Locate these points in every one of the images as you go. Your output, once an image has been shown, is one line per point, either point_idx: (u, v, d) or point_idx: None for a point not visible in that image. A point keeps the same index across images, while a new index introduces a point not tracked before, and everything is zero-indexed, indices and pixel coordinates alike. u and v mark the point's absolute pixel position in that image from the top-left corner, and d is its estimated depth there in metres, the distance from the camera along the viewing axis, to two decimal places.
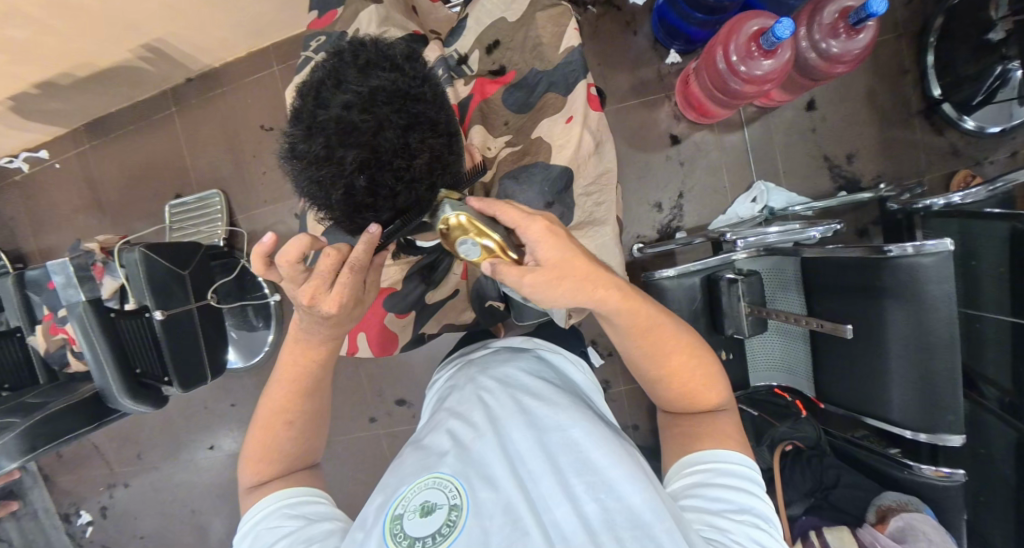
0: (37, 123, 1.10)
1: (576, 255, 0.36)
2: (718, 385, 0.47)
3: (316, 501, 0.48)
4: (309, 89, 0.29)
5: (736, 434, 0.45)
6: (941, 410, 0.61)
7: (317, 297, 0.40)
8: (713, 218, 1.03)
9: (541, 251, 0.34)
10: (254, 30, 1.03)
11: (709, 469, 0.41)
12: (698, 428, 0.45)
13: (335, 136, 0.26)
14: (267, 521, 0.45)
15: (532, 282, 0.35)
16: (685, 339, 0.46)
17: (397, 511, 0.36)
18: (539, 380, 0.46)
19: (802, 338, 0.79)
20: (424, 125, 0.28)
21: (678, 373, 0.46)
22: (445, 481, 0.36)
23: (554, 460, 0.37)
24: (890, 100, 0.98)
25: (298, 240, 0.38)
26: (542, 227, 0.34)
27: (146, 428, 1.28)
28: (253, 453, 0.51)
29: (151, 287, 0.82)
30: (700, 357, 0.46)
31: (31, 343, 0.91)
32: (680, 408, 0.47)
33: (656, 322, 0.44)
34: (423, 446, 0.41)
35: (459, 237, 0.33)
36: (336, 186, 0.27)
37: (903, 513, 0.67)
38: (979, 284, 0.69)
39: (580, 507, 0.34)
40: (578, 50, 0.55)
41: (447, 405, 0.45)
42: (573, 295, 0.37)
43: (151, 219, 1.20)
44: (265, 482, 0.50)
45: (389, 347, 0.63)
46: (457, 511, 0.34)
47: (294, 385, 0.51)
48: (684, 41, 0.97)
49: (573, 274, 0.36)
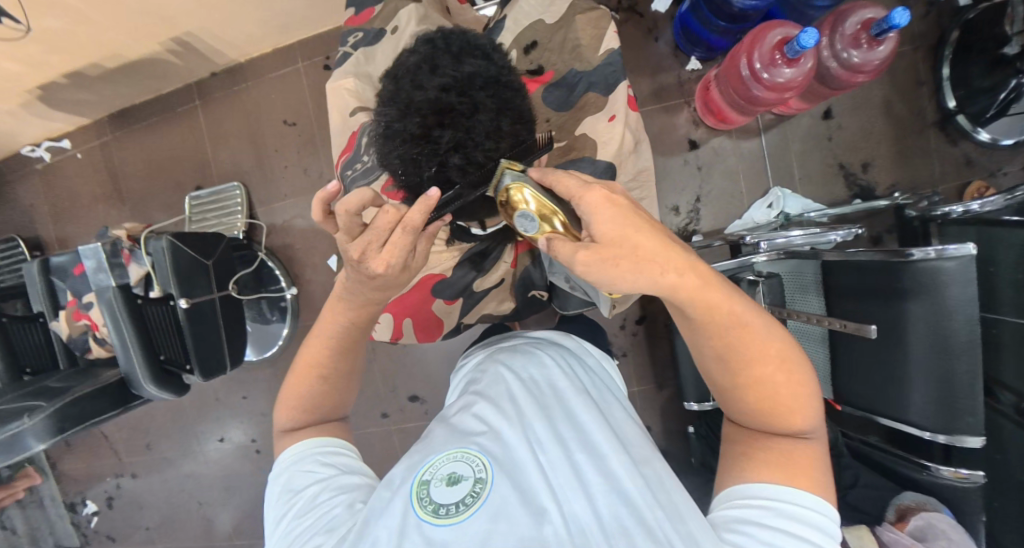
0: (62, 113, 1.11)
1: (641, 231, 0.35)
2: (813, 408, 0.42)
3: (344, 451, 0.48)
4: (402, 72, 0.30)
5: (818, 461, 0.41)
6: (963, 412, 0.63)
7: (368, 254, 0.41)
8: (729, 223, 1.04)
9: (597, 227, 0.35)
10: (282, 27, 1.05)
11: (762, 507, 0.38)
12: (777, 453, 0.41)
13: (433, 117, 0.28)
14: (298, 465, 0.46)
15: (586, 258, 0.35)
16: (777, 348, 0.42)
17: (423, 477, 0.37)
18: (568, 377, 0.47)
19: (820, 339, 0.80)
20: (509, 111, 0.30)
21: (762, 381, 0.42)
22: (472, 455, 0.37)
23: (576, 461, 0.38)
24: (907, 111, 1.00)
25: (358, 195, 0.38)
26: (598, 196, 0.35)
27: (156, 418, 1.28)
28: (287, 399, 0.52)
29: (176, 273, 0.83)
30: (795, 370, 0.42)
31: (54, 328, 0.91)
32: (754, 424, 0.43)
33: (734, 320, 0.41)
34: (452, 420, 0.42)
35: (520, 208, 0.36)
36: (430, 162, 0.28)
37: (921, 513, 0.68)
38: (999, 291, 0.71)
39: (599, 506, 0.35)
40: (617, 52, 0.57)
41: (478, 385, 0.46)
42: (634, 275, 0.35)
43: (171, 210, 1.21)
44: (299, 428, 0.51)
45: (434, 332, 0.66)
46: (482, 484, 0.35)
47: (330, 341, 0.51)
48: (705, 48, 0.99)
49: (631, 251, 0.35)
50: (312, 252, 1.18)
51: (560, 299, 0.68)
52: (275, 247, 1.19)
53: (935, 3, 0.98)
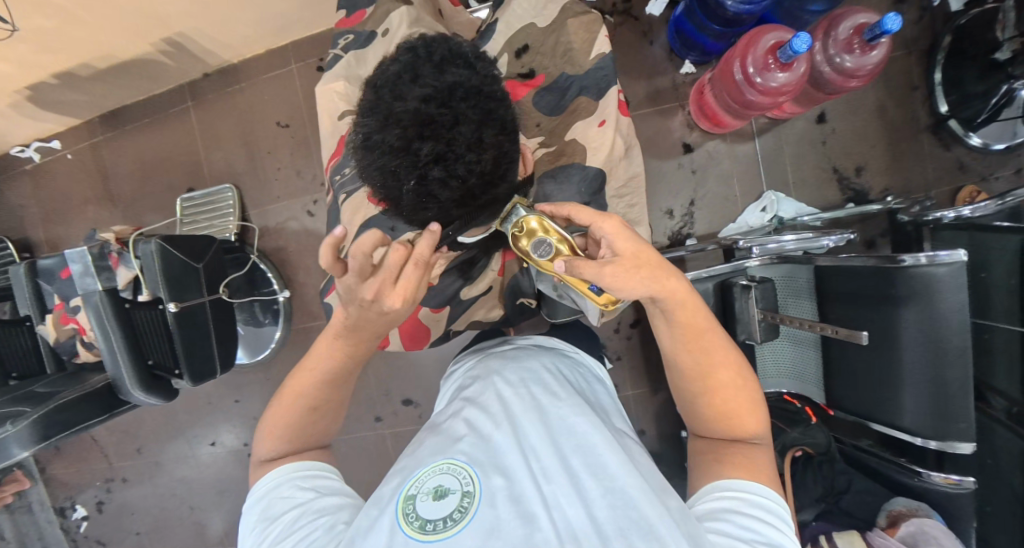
0: (52, 113, 1.10)
1: (648, 249, 0.43)
2: (761, 417, 0.46)
3: (324, 475, 0.48)
4: (383, 82, 0.28)
5: (770, 465, 0.44)
6: (954, 418, 0.62)
7: (382, 291, 0.41)
8: (724, 226, 1.04)
9: (618, 244, 0.42)
10: (275, 28, 1.04)
11: (736, 497, 0.39)
12: (736, 456, 0.44)
13: (413, 129, 0.25)
14: (277, 490, 0.45)
15: (613, 272, 0.41)
16: (731, 358, 0.47)
17: (410, 492, 0.36)
18: (560, 381, 0.47)
19: (813, 344, 0.80)
20: (495, 123, 0.28)
21: (719, 391, 0.46)
22: (459, 468, 0.36)
23: (568, 462, 0.37)
24: (900, 115, 1.01)
25: (369, 236, 0.36)
26: (612, 224, 0.42)
27: (147, 422, 1.27)
28: (272, 427, 0.50)
29: (166, 278, 0.83)
30: (746, 381, 0.47)
31: (41, 332, 0.90)
32: (715, 433, 0.46)
33: (706, 328, 0.46)
34: (442, 432, 0.41)
35: (537, 236, 0.43)
36: (409, 177, 0.26)
37: (913, 519, 0.68)
38: (991, 297, 0.71)
39: (594, 507, 0.33)
40: (609, 57, 0.56)
41: (469, 395, 0.46)
42: (650, 282, 0.42)
43: (162, 212, 1.19)
44: (278, 459, 0.50)
45: (420, 340, 0.64)
46: (469, 498, 0.34)
47: (320, 373, 0.51)
48: (699, 52, 0.99)
49: (646, 263, 0.42)
50: (305, 255, 1.17)
51: (549, 306, 0.66)
52: (268, 250, 1.18)
53: (928, 7, 0.98)
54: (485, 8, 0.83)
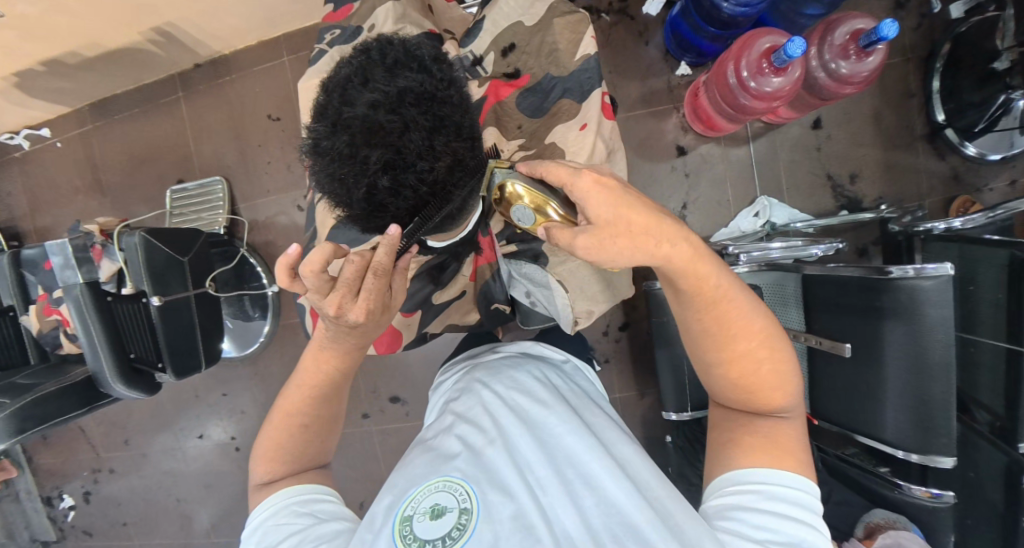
0: (40, 101, 1.09)
1: (633, 206, 0.37)
2: (789, 387, 0.43)
3: (324, 499, 0.46)
4: (333, 86, 0.27)
5: (802, 442, 0.42)
6: (936, 432, 0.62)
7: (345, 307, 0.40)
8: (715, 231, 1.03)
9: (590, 209, 0.37)
10: (266, 20, 1.03)
11: (749, 492, 0.38)
12: (762, 437, 0.42)
13: (360, 136, 0.24)
14: (274, 518, 0.44)
15: (585, 244, 0.37)
16: (756, 327, 0.43)
17: (405, 513, 0.35)
18: (549, 389, 0.46)
19: (800, 354, 0.79)
20: (448, 129, 0.27)
21: (740, 363, 0.43)
22: (455, 484, 0.35)
23: (561, 470, 0.36)
24: (897, 122, 0.99)
25: (320, 250, 0.36)
26: (588, 183, 0.36)
27: (135, 413, 1.27)
28: (265, 453, 0.50)
29: (150, 271, 0.82)
30: (773, 347, 0.43)
31: (24, 323, 0.90)
32: (739, 405, 0.44)
33: (723, 298, 0.41)
34: (434, 450, 0.40)
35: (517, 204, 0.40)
36: (357, 187, 0.25)
37: (890, 532, 0.67)
38: (978, 310, 0.70)
39: (588, 514, 0.33)
40: (595, 58, 0.55)
41: (457, 410, 0.45)
42: (632, 254, 0.37)
43: (151, 203, 1.18)
44: (276, 480, 0.49)
45: (394, 344, 0.60)
46: (467, 515, 0.33)
47: (311, 391, 0.50)
48: (695, 54, 0.98)
49: (626, 228, 0.36)
50: None
51: (523, 313, 0.64)
52: (257, 244, 1.17)
53: (928, 15, 0.97)
54: (477, 4, 0.81)
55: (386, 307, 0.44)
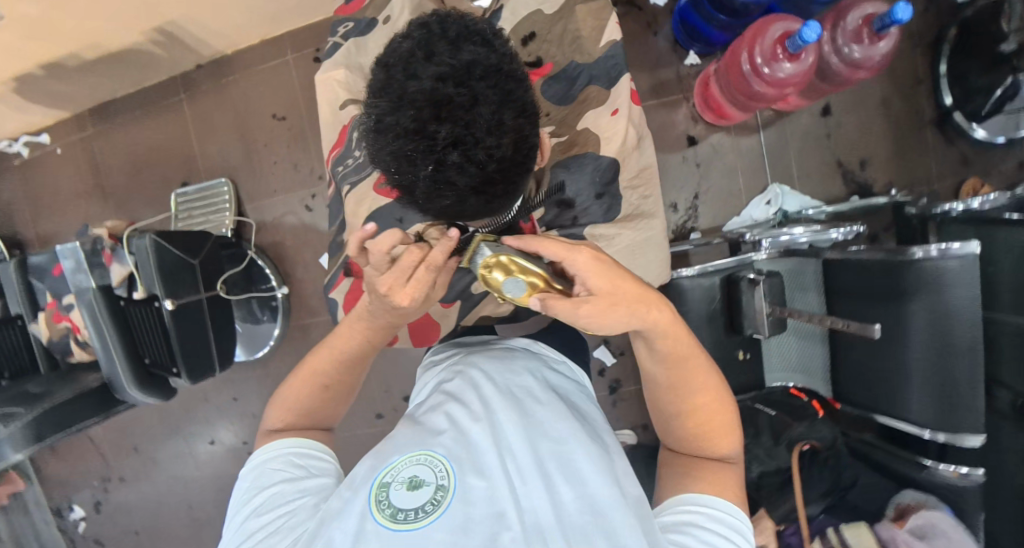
0: (40, 106, 1.07)
1: (626, 279, 0.36)
2: (734, 437, 0.45)
3: (316, 453, 0.45)
4: (394, 60, 0.26)
5: (739, 488, 0.43)
6: (962, 411, 0.63)
7: (394, 290, 0.38)
8: (727, 220, 1.03)
9: (594, 281, 0.35)
10: (270, 17, 1.01)
11: (698, 512, 0.39)
12: (711, 474, 0.43)
13: (427, 111, 0.24)
14: (269, 462, 0.43)
15: (590, 312, 0.35)
16: (712, 383, 0.45)
17: (384, 480, 0.32)
18: (545, 379, 0.42)
19: (820, 339, 0.80)
20: (515, 104, 0.26)
21: (700, 410, 0.44)
22: (436, 459, 0.32)
23: (544, 462, 0.33)
24: (905, 107, 1.00)
25: (394, 234, 0.34)
26: (588, 256, 0.34)
27: (144, 420, 1.25)
28: (283, 401, 0.49)
29: (161, 274, 0.80)
30: (723, 401, 0.45)
31: (33, 331, 0.88)
32: (690, 451, 0.45)
33: (691, 353, 0.43)
34: (418, 424, 0.37)
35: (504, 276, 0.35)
36: (427, 162, 0.25)
37: (922, 512, 0.68)
38: (997, 290, 0.70)
39: (565, 512, 0.30)
40: (620, 44, 0.55)
41: (448, 386, 0.41)
42: (631, 316, 0.36)
43: (155, 206, 1.17)
44: (289, 429, 0.48)
45: (430, 336, 0.61)
46: (443, 492, 0.30)
47: (339, 354, 0.50)
48: (704, 43, 0.98)
49: (625, 297, 0.36)
50: (303, 250, 1.15)
51: None
52: (265, 246, 1.16)
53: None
54: None
55: (429, 296, 0.44)
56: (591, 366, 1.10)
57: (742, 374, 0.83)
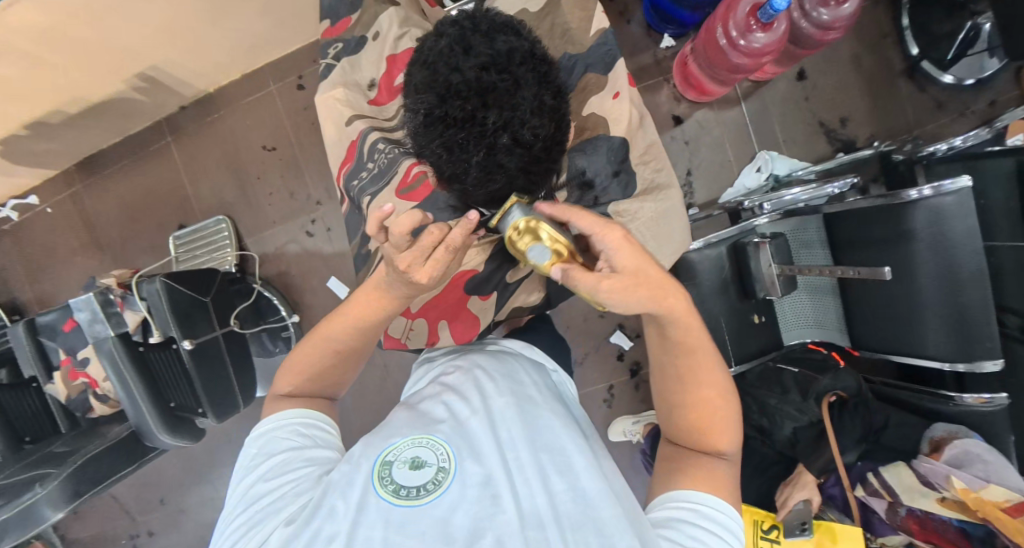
0: (28, 167, 1.06)
1: (650, 265, 0.41)
2: (732, 434, 0.46)
3: (318, 421, 0.46)
4: (433, 58, 0.27)
5: (730, 486, 0.44)
6: (978, 338, 0.65)
7: (413, 268, 0.40)
8: (722, 192, 1.05)
9: (618, 257, 0.39)
10: (247, 50, 1.02)
11: (688, 508, 0.40)
12: (705, 469, 0.44)
13: (474, 99, 0.25)
14: (276, 431, 0.43)
15: (610, 288, 0.38)
16: (720, 380, 0.47)
17: (387, 457, 0.33)
18: (538, 382, 0.44)
19: (831, 291, 0.82)
20: (549, 86, 0.28)
21: (704, 403, 0.46)
22: (437, 443, 0.33)
23: (539, 454, 0.34)
24: (875, 63, 1.04)
25: (414, 214, 0.36)
26: (617, 235, 0.39)
27: (168, 469, 1.23)
28: (294, 366, 0.50)
29: (176, 315, 0.80)
30: (728, 401, 0.47)
31: (50, 391, 0.87)
32: (685, 440, 0.47)
33: (699, 348, 0.46)
34: (417, 411, 0.37)
35: (532, 239, 0.38)
36: (479, 146, 0.26)
37: (956, 442, 0.71)
38: (993, 220, 0.74)
39: (558, 501, 0.31)
40: (610, 31, 0.57)
41: (447, 379, 0.42)
42: (647, 299, 0.40)
43: (154, 252, 1.16)
44: (298, 395, 0.49)
45: (471, 332, 0.58)
46: (444, 473, 0.31)
47: (352, 321, 0.48)
48: (677, 26, 1.00)
49: (645, 281, 0.40)
50: (309, 276, 1.15)
51: None
52: (270, 276, 1.16)
53: None
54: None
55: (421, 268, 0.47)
56: (610, 351, 1.11)
57: (760, 336, 0.84)
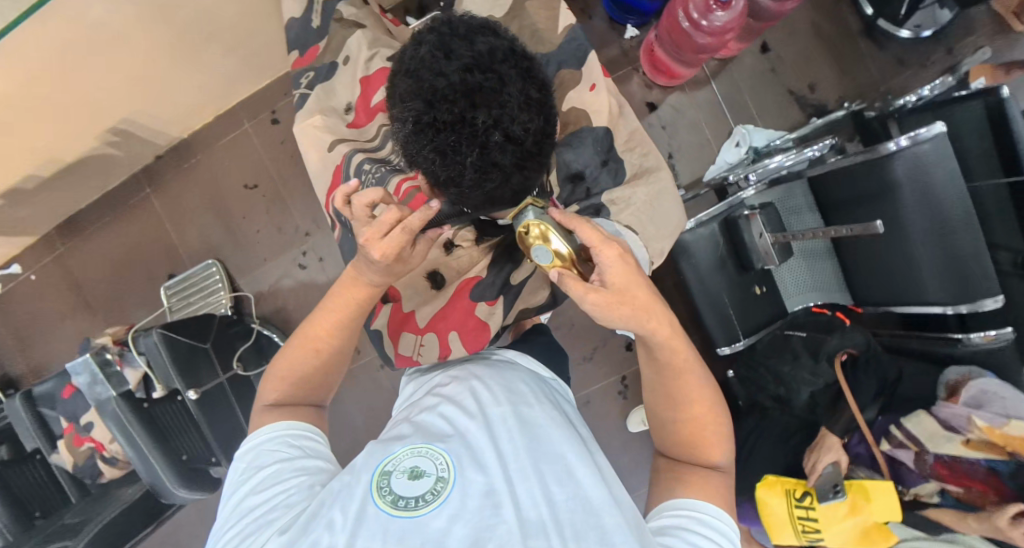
0: (7, 236, 1.04)
1: (639, 279, 0.42)
2: (725, 445, 0.46)
3: (307, 431, 0.45)
4: (415, 65, 0.28)
5: (725, 493, 0.44)
6: (976, 278, 0.65)
7: (370, 240, 0.41)
8: (705, 170, 1.07)
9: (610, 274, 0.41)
10: (217, 92, 1.02)
11: (687, 515, 0.40)
12: (698, 477, 0.44)
13: (462, 100, 0.25)
14: (267, 443, 0.42)
15: (595, 300, 0.41)
16: (709, 393, 0.46)
17: (386, 467, 0.32)
18: (535, 389, 0.42)
19: (826, 254, 0.84)
20: (534, 83, 0.29)
21: (697, 416, 0.46)
22: (437, 452, 0.32)
23: (539, 463, 0.32)
24: (834, 27, 1.06)
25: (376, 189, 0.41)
26: (613, 254, 0.40)
27: (186, 524, 1.20)
28: (277, 373, 0.49)
29: (178, 367, 0.78)
30: (718, 413, 0.46)
31: (55, 462, 0.83)
32: (680, 453, 0.46)
33: (687, 367, 0.46)
34: (417, 422, 0.37)
35: (536, 242, 0.40)
36: (472, 146, 0.26)
37: (974, 382, 0.72)
38: (971, 163, 0.75)
39: (558, 510, 0.30)
40: (577, 26, 0.58)
41: (443, 390, 0.41)
42: (629, 319, 0.42)
43: (146, 305, 1.14)
44: (285, 404, 0.48)
45: (483, 339, 0.58)
46: (443, 482, 0.30)
47: (333, 318, 0.49)
48: (638, 15, 1.02)
49: (631, 300, 0.41)
50: (307, 309, 1.13)
51: None
52: (268, 314, 1.14)
53: None
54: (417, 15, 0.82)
55: (409, 265, 0.48)
56: (617, 342, 1.11)
57: (763, 306, 0.84)
